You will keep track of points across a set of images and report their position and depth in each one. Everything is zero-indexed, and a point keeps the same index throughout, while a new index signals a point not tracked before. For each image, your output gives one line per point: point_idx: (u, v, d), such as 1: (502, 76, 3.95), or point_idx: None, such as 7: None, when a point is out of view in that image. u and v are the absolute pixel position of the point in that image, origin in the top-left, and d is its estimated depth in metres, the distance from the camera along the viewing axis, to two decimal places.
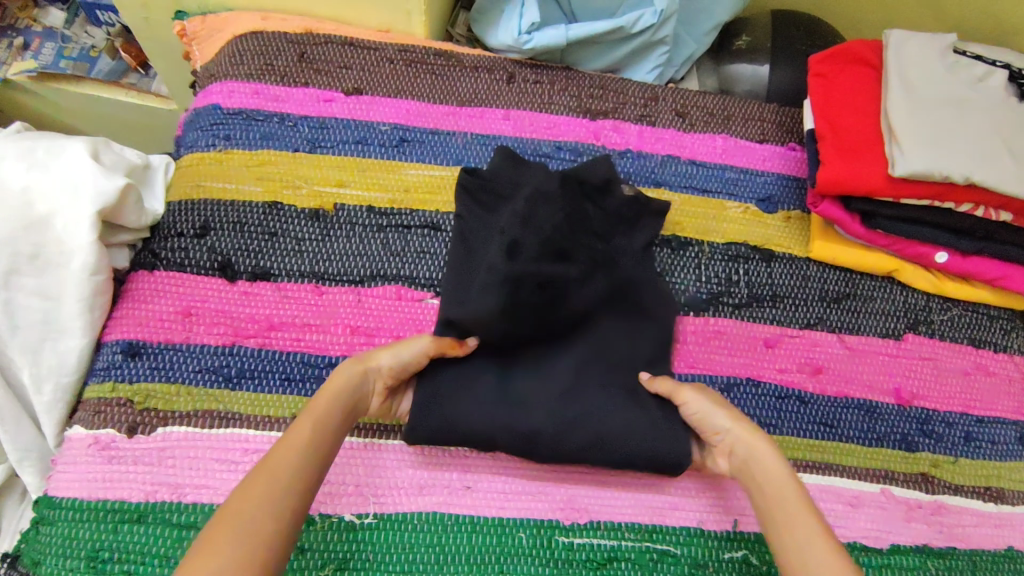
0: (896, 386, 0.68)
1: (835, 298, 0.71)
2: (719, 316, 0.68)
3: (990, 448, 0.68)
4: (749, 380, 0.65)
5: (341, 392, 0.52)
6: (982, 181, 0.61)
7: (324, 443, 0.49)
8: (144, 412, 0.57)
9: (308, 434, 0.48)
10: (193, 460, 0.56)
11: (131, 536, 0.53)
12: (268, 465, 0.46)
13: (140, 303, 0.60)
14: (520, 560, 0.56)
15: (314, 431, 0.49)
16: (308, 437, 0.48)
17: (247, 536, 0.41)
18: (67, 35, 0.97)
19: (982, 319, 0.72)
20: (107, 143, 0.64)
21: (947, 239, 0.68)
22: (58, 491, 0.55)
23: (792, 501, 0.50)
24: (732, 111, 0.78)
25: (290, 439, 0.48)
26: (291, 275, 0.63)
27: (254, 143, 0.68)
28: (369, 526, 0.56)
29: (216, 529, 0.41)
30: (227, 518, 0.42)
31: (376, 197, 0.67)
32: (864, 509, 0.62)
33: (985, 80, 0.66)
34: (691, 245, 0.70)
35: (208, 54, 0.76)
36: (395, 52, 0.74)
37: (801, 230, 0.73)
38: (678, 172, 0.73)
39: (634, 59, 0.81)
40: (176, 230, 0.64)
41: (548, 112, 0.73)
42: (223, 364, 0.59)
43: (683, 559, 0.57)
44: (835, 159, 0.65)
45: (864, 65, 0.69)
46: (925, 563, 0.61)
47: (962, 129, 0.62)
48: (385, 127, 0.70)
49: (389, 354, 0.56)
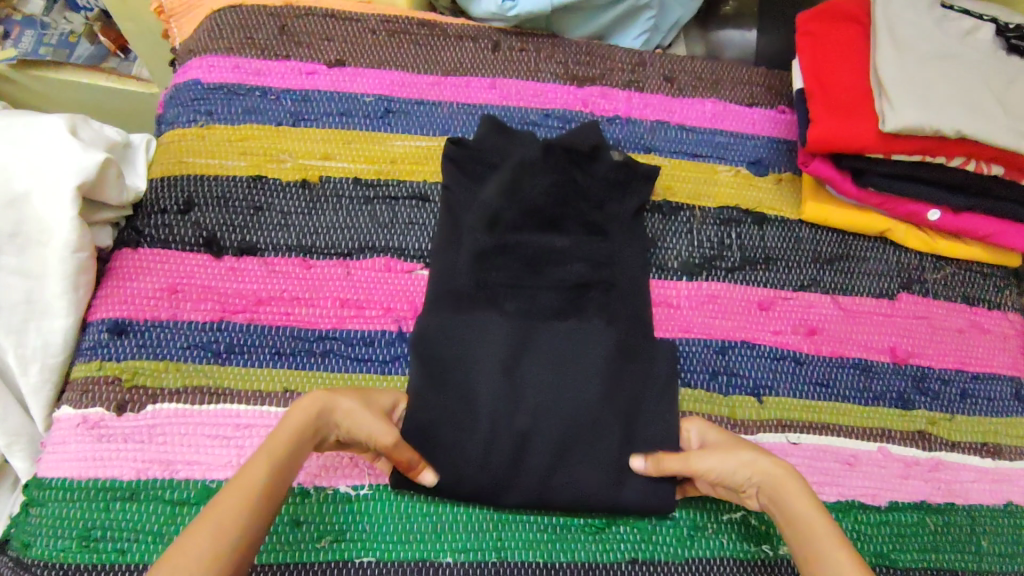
0: (891, 344, 0.67)
1: (828, 260, 0.70)
2: (712, 280, 0.67)
3: (986, 404, 0.67)
4: (744, 342, 0.65)
5: (297, 432, 0.48)
6: (973, 134, 0.60)
7: (276, 484, 0.46)
8: (132, 389, 0.56)
9: (260, 476, 0.45)
10: (184, 437, 0.55)
11: (123, 513, 0.52)
12: (214, 510, 0.43)
13: (125, 282, 0.60)
14: (519, 527, 0.56)
15: (268, 473, 0.46)
16: (261, 479, 0.45)
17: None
18: (45, 22, 0.95)
19: (976, 277, 0.72)
20: (86, 120, 0.63)
21: (938, 196, 0.67)
22: (48, 471, 0.54)
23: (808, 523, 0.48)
24: (720, 74, 0.77)
25: (242, 480, 0.45)
26: (277, 249, 0.62)
27: (236, 118, 0.67)
28: (366, 497, 0.55)
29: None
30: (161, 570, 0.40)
31: (362, 168, 0.66)
32: (861, 468, 0.62)
33: (974, 33, 0.65)
34: (682, 210, 0.69)
35: (186, 31, 0.75)
36: (377, 23, 0.73)
37: (793, 192, 0.73)
38: (668, 137, 0.72)
39: (621, 26, 0.80)
40: (160, 207, 0.63)
41: (534, 80, 0.73)
42: (212, 340, 0.58)
43: (682, 521, 0.57)
44: (825, 117, 0.65)
45: (851, 22, 0.68)
46: (924, 518, 0.61)
47: (952, 82, 0.61)
48: (369, 98, 0.69)
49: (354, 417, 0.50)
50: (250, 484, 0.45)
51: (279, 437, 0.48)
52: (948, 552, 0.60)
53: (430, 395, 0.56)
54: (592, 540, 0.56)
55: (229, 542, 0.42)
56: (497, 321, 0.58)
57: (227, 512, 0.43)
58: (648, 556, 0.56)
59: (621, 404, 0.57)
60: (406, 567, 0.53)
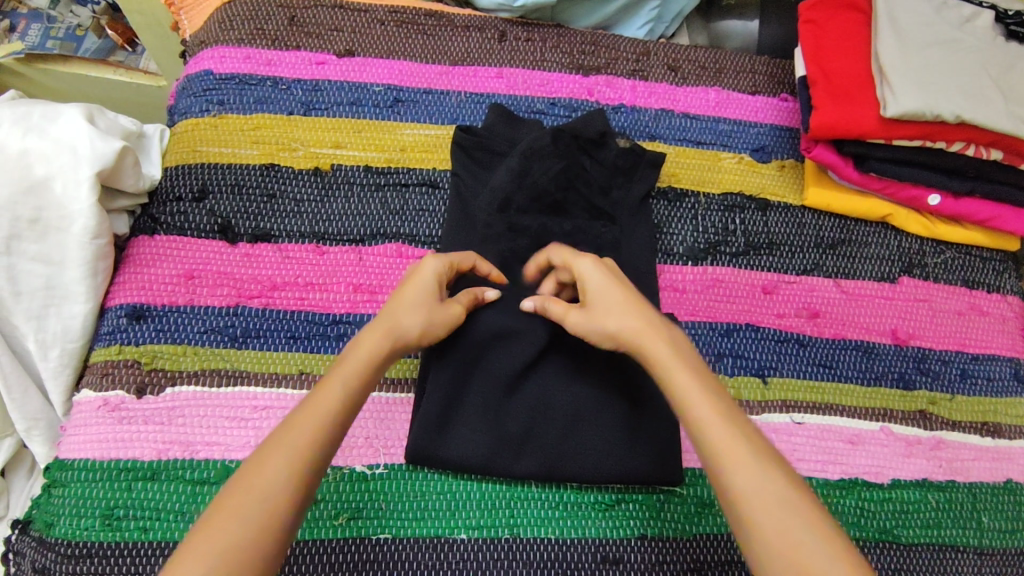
0: (893, 326, 0.69)
1: (831, 244, 0.71)
2: (717, 264, 0.68)
3: (986, 384, 0.69)
4: (749, 325, 0.66)
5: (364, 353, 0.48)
6: (972, 118, 0.61)
7: (348, 414, 0.45)
8: (152, 372, 0.57)
9: (340, 393, 0.45)
10: (203, 419, 0.56)
11: (144, 493, 0.54)
12: (284, 433, 0.43)
13: (143, 268, 0.61)
14: (531, 504, 0.57)
15: (345, 391, 0.46)
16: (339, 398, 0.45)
17: (266, 509, 0.40)
18: (53, 16, 0.96)
19: (975, 260, 0.73)
20: (102, 110, 0.64)
21: (939, 181, 0.69)
22: (70, 453, 0.55)
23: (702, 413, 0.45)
24: (723, 63, 0.78)
25: (319, 398, 0.45)
26: (291, 236, 0.63)
27: (248, 107, 0.68)
28: (381, 476, 0.57)
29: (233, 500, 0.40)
30: (230, 500, 0.40)
31: (373, 157, 0.67)
32: (864, 446, 0.63)
33: (973, 20, 0.66)
34: (687, 197, 0.71)
35: (196, 23, 0.75)
36: (385, 13, 0.74)
37: (796, 178, 0.74)
38: (672, 125, 0.73)
39: (624, 16, 0.81)
40: (175, 195, 0.64)
41: (541, 70, 0.74)
42: (228, 324, 0.60)
43: (689, 498, 0.59)
44: (827, 104, 0.66)
45: (852, 10, 0.69)
46: (926, 495, 0.63)
47: (952, 68, 0.62)
48: (379, 88, 0.70)
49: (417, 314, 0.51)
50: (320, 406, 0.44)
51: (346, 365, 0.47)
52: (950, 527, 0.62)
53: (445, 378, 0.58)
54: (602, 517, 0.57)
55: (302, 471, 0.42)
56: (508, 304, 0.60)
57: (300, 438, 0.43)
58: (657, 532, 0.57)
59: (629, 382, 0.59)
60: (421, 543, 0.55)
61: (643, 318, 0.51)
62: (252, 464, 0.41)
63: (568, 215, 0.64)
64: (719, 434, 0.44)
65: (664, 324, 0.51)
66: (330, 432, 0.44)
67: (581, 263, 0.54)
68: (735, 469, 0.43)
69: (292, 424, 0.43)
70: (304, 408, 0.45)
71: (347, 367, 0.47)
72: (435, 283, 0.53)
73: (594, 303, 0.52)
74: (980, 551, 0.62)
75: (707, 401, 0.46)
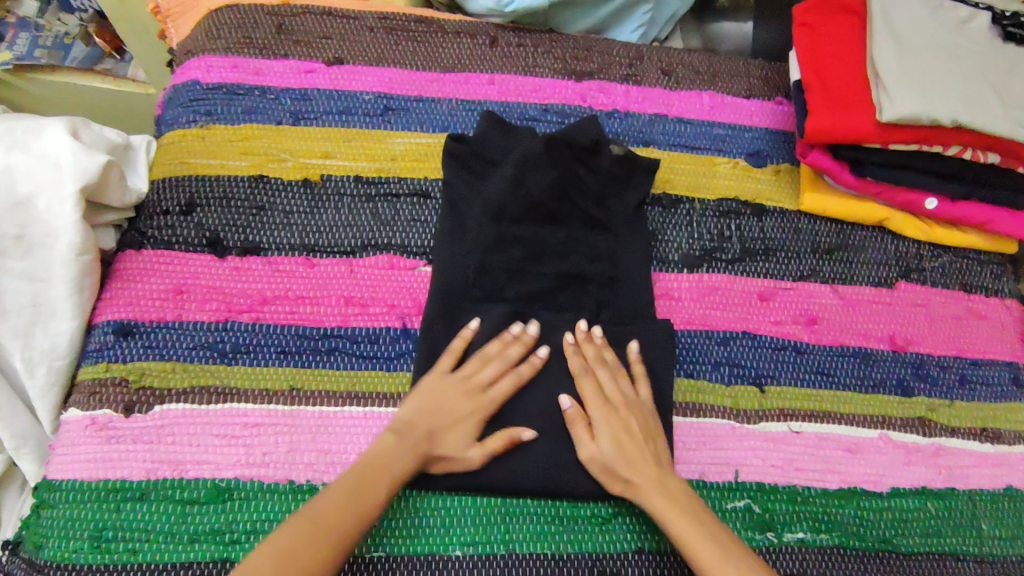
0: (891, 332, 0.68)
1: (827, 249, 0.71)
2: (713, 272, 0.68)
3: (985, 390, 0.68)
4: (745, 333, 0.66)
5: (411, 448, 0.53)
6: (969, 123, 0.60)
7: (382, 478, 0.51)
8: (140, 391, 0.57)
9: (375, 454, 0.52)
10: (193, 437, 0.55)
11: (135, 514, 0.53)
12: (346, 498, 0.49)
13: (130, 283, 0.60)
14: (526, 519, 0.56)
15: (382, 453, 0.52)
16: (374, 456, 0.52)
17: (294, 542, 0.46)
18: (40, 24, 0.93)
19: (973, 264, 0.73)
20: (87, 123, 0.63)
21: (936, 185, 0.68)
22: (58, 474, 0.54)
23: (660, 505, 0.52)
24: (717, 67, 0.77)
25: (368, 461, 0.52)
26: (281, 249, 0.63)
27: (236, 118, 0.67)
28: None
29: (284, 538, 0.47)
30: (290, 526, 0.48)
31: (364, 167, 0.67)
32: (863, 455, 0.63)
33: (969, 22, 0.65)
34: (682, 203, 0.70)
35: (184, 31, 0.74)
36: (375, 20, 0.73)
37: (791, 183, 0.73)
38: (666, 130, 0.73)
39: (617, 20, 0.80)
40: (162, 208, 0.63)
41: (533, 76, 0.73)
42: (218, 340, 0.59)
43: None
44: (822, 108, 0.65)
45: (847, 13, 0.69)
46: (926, 504, 0.62)
47: (949, 71, 0.62)
48: (369, 96, 0.69)
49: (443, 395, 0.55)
50: (377, 479, 0.51)
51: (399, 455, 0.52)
52: (950, 535, 0.61)
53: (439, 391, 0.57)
54: (598, 531, 0.56)
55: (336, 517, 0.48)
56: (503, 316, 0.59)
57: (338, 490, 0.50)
58: (654, 546, 0.56)
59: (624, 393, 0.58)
60: (415, 561, 0.54)
61: (629, 440, 0.55)
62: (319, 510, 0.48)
63: (560, 224, 0.63)
64: (681, 528, 0.51)
65: (648, 443, 0.56)
66: (363, 486, 0.50)
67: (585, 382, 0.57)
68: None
69: (354, 486, 0.50)
70: (364, 477, 0.51)
71: (394, 454, 0.52)
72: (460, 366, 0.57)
73: (601, 431, 0.55)
74: (980, 559, 0.61)
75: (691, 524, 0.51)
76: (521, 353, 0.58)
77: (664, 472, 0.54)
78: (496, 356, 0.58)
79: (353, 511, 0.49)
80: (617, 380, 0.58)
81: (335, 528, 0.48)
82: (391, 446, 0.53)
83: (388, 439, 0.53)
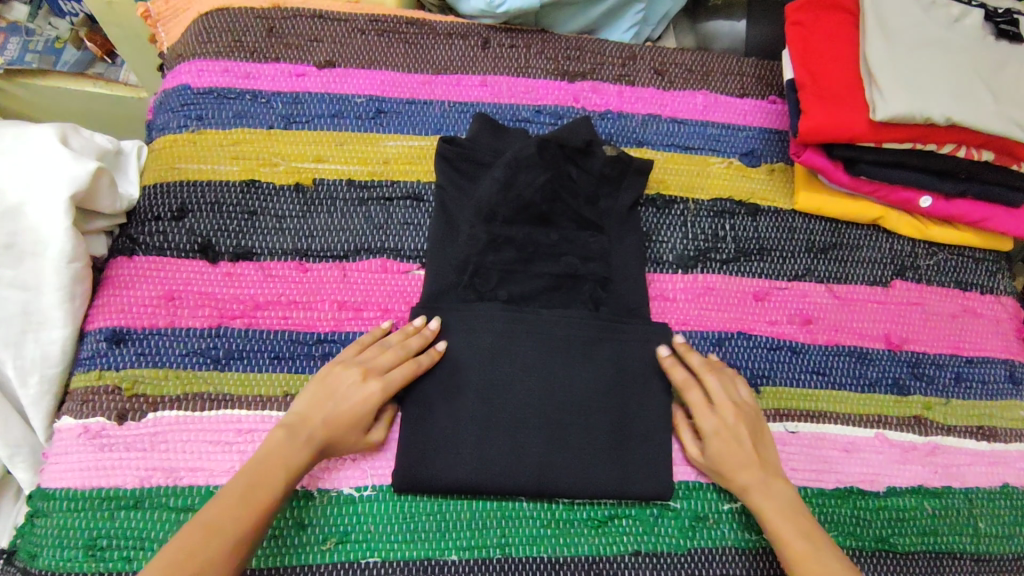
0: (886, 331, 0.68)
1: (822, 249, 0.71)
2: (708, 272, 0.67)
3: (981, 387, 0.68)
4: (741, 333, 0.65)
5: (307, 442, 0.52)
6: (963, 121, 0.60)
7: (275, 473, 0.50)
8: (133, 398, 0.56)
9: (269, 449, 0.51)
10: (186, 444, 0.55)
11: (129, 522, 0.53)
12: (240, 496, 0.48)
13: (121, 290, 0.59)
14: (522, 522, 0.56)
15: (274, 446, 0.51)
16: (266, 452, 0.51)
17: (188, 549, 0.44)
18: (31, 29, 0.94)
19: (968, 262, 0.73)
20: (77, 129, 0.63)
21: (930, 183, 0.68)
22: (51, 482, 0.54)
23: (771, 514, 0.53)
24: (710, 66, 0.77)
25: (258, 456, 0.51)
26: (273, 254, 0.62)
27: (227, 122, 0.67)
28: (369, 498, 0.55)
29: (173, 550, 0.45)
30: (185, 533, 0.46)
31: (356, 170, 0.66)
32: (859, 454, 0.63)
33: (962, 19, 0.65)
34: (677, 204, 0.70)
35: (174, 34, 0.74)
36: (366, 22, 0.73)
37: (786, 182, 0.73)
38: (660, 131, 0.72)
39: (610, 20, 0.80)
40: (154, 214, 0.63)
41: (525, 77, 0.72)
42: (210, 346, 0.58)
43: (683, 512, 0.58)
44: (816, 107, 0.65)
45: (840, 11, 0.68)
46: (922, 503, 0.62)
47: (942, 69, 0.61)
48: (360, 99, 0.69)
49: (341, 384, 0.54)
50: (272, 471, 0.49)
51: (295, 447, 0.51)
52: (946, 534, 0.61)
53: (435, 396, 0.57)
54: (595, 534, 0.56)
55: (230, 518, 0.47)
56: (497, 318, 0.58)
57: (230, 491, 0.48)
58: (651, 547, 0.56)
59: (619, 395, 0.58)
60: (412, 566, 0.54)
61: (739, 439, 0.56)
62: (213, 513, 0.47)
63: (554, 226, 0.63)
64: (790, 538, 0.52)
65: (759, 446, 0.56)
66: (255, 484, 0.49)
67: (691, 389, 0.57)
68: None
69: (248, 482, 0.49)
70: (256, 474, 0.49)
71: (285, 450, 0.51)
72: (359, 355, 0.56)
73: (709, 433, 0.56)
74: (977, 557, 0.61)
75: (794, 527, 0.53)
76: (422, 343, 0.57)
77: (773, 472, 0.55)
78: (395, 344, 0.57)
79: (247, 508, 0.47)
80: (722, 383, 0.58)
81: (224, 524, 0.46)
82: (285, 438, 0.51)
83: (283, 434, 0.52)
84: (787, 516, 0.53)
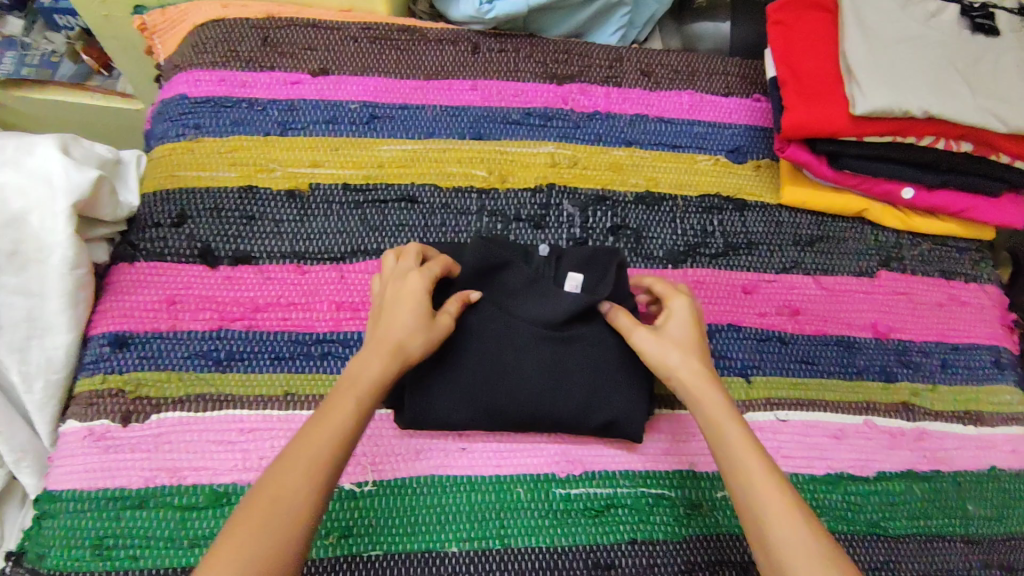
0: (873, 320, 0.70)
1: (809, 241, 0.72)
2: (697, 266, 0.69)
3: (967, 373, 0.70)
4: (730, 325, 0.67)
5: (379, 373, 0.49)
6: (940, 114, 0.62)
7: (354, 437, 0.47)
8: (137, 400, 0.58)
9: (347, 419, 0.47)
10: (189, 444, 0.56)
11: (135, 521, 0.54)
12: (311, 430, 0.46)
13: (124, 295, 0.61)
14: (521, 514, 0.57)
15: (353, 417, 0.47)
16: (343, 426, 0.47)
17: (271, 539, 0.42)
18: (27, 43, 0.93)
19: (952, 251, 0.74)
20: (77, 139, 0.65)
21: (913, 175, 0.69)
22: (58, 484, 0.55)
23: (730, 431, 0.49)
24: (696, 66, 0.79)
25: (327, 421, 0.46)
26: (272, 257, 0.64)
27: (224, 130, 0.68)
28: (370, 493, 0.57)
29: (256, 501, 0.43)
30: (252, 517, 0.42)
31: (351, 174, 0.68)
32: (849, 441, 0.64)
33: (938, 15, 0.67)
34: (665, 201, 0.71)
35: (169, 47, 0.75)
36: (358, 31, 0.74)
37: (771, 177, 0.74)
38: (647, 130, 0.74)
39: (596, 23, 0.82)
40: (154, 221, 0.64)
41: (515, 80, 0.74)
42: (212, 348, 0.60)
43: (678, 501, 0.59)
44: (798, 103, 0.67)
45: (819, 10, 0.70)
46: (912, 487, 0.63)
47: (917, 64, 0.63)
48: (354, 105, 0.71)
49: (403, 312, 0.52)
50: (332, 432, 0.46)
51: (347, 410, 0.47)
52: (936, 517, 0.63)
53: (406, 393, 0.56)
54: (592, 524, 0.57)
55: (315, 489, 0.44)
56: (477, 340, 0.57)
57: (309, 462, 0.45)
58: (648, 535, 0.58)
59: (601, 389, 0.57)
60: (413, 559, 0.55)
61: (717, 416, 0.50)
62: (277, 477, 0.44)
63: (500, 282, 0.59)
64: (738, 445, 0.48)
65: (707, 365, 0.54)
66: (341, 448, 0.46)
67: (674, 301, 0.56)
68: (788, 563, 0.43)
69: (303, 449, 0.45)
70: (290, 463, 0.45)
71: (358, 386, 0.48)
72: (421, 287, 0.53)
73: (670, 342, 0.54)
74: (967, 539, 0.63)
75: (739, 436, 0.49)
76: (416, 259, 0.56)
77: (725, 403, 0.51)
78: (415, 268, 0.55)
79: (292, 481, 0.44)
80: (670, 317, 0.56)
81: (288, 495, 0.43)
82: (345, 386, 0.48)
83: (343, 385, 0.49)
84: (741, 435, 0.49)
